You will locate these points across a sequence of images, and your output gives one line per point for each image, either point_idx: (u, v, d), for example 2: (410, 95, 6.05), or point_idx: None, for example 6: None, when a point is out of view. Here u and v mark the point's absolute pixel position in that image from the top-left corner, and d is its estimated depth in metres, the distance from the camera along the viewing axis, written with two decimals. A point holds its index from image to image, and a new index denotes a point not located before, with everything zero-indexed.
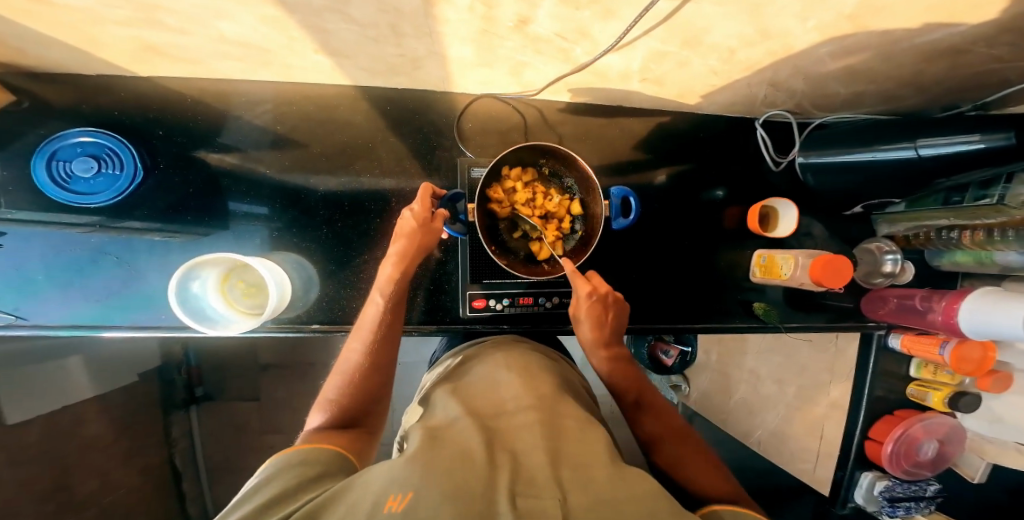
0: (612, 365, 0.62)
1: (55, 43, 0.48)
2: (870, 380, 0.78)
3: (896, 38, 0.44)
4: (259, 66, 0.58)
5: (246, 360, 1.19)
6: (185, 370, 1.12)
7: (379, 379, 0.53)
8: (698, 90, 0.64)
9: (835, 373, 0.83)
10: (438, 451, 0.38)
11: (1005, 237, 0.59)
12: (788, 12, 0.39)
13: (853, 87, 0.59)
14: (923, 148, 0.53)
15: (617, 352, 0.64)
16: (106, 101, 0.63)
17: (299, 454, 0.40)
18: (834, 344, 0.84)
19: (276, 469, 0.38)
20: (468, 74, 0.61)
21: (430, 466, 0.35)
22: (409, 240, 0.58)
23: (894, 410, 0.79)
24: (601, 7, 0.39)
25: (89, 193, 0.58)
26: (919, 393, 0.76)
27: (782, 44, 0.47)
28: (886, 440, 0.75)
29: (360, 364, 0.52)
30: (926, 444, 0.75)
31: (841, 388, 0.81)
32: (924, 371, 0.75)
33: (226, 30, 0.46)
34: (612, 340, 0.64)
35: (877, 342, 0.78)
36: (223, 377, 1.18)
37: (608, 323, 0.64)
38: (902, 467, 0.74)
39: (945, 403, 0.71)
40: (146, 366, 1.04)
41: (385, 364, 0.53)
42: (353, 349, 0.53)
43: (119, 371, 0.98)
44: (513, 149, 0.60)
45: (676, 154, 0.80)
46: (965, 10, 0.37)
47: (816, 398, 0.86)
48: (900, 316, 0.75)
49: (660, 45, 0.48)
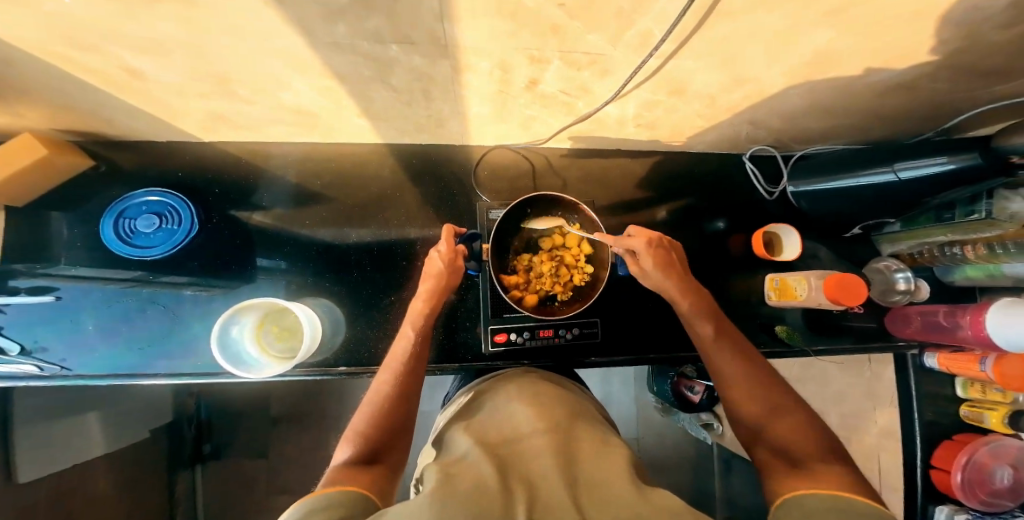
0: (691, 299, 0.59)
1: (138, 114, 0.58)
2: (917, 404, 0.75)
3: (850, 79, 0.51)
4: (306, 130, 0.67)
5: (258, 415, 1.16)
6: (196, 424, 1.10)
7: (404, 413, 0.52)
8: (686, 132, 0.72)
9: (877, 398, 0.81)
10: (453, 486, 0.37)
11: (1006, 250, 0.64)
12: (755, 61, 0.47)
13: (827, 122, 0.66)
14: (902, 171, 0.59)
15: (695, 287, 0.61)
16: (169, 164, 0.71)
17: (324, 497, 0.39)
18: (868, 369, 0.84)
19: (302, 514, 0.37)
20: (485, 130, 0.70)
21: (450, 506, 0.35)
22: (437, 280, 0.61)
23: (954, 436, 0.75)
24: (599, 66, 0.48)
25: (147, 246, 0.63)
26: (974, 415, 0.74)
27: (755, 89, 0.55)
28: (955, 468, 0.70)
29: (387, 395, 0.52)
30: (999, 469, 0.69)
31: (887, 415, 0.78)
32: (971, 390, 0.74)
33: (286, 99, 0.55)
34: (687, 274, 0.62)
35: (912, 364, 0.78)
36: (234, 433, 1.15)
37: (676, 262, 0.62)
38: (978, 496, 0.69)
39: (1006, 424, 0.69)
40: (156, 421, 0.99)
41: (410, 402, 0.53)
42: (383, 381, 0.54)
43: (131, 426, 0.93)
44: (520, 201, 0.65)
45: (676, 191, 0.86)
46: (902, 53, 0.44)
47: (861, 427, 0.83)
48: (928, 333, 0.76)
49: (650, 95, 0.56)
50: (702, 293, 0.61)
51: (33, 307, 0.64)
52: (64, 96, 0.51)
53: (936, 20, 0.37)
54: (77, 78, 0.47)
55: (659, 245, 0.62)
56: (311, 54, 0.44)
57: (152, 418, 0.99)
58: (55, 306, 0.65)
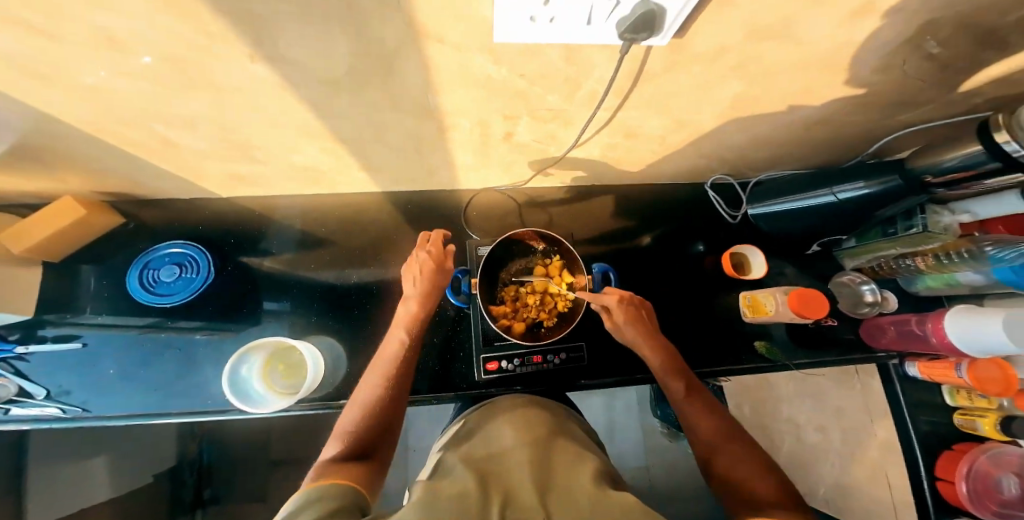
0: (661, 356, 0.68)
1: (165, 174, 0.67)
2: (909, 414, 0.81)
3: (776, 116, 0.60)
4: (313, 184, 0.76)
5: (257, 459, 1.16)
6: (197, 470, 1.10)
7: (391, 413, 0.57)
8: (649, 167, 0.81)
9: (873, 411, 0.86)
10: (439, 494, 0.42)
11: (954, 259, 0.71)
12: (690, 109, 0.56)
13: (772, 153, 0.75)
14: (840, 193, 0.68)
15: (663, 345, 0.70)
16: (189, 218, 0.79)
17: (314, 489, 0.43)
18: (858, 381, 0.90)
19: (297, 506, 0.40)
20: (470, 177, 0.79)
21: (435, 512, 0.39)
22: (426, 280, 0.66)
23: (954, 444, 0.77)
24: (560, 120, 0.57)
25: (167, 293, 0.71)
26: (968, 422, 0.75)
27: (697, 130, 0.64)
28: (958, 479, 0.72)
29: (377, 396, 0.57)
30: (1005, 479, 0.68)
31: (885, 426, 0.83)
32: (959, 398, 0.77)
33: (297, 158, 0.65)
34: (657, 333, 0.71)
35: (896, 373, 0.84)
36: (233, 479, 1.13)
37: (647, 321, 0.72)
38: (990, 508, 0.69)
39: (999, 430, 0.69)
40: (158, 467, 1.03)
41: (397, 403, 0.58)
42: (373, 382, 0.59)
43: (136, 471, 0.98)
44: (505, 239, 0.72)
45: (653, 220, 0.93)
46: (809, 93, 0.53)
47: (863, 441, 0.86)
48: (904, 341, 0.81)
49: (609, 139, 0.65)
50: (671, 351, 0.70)
51: (59, 355, 0.69)
52: (101, 159, 0.60)
53: (820, 67, 0.46)
54: (116, 142, 0.56)
55: (631, 303, 0.72)
56: (314, 118, 0.54)
57: (155, 463, 1.02)
58: (81, 353, 0.70)
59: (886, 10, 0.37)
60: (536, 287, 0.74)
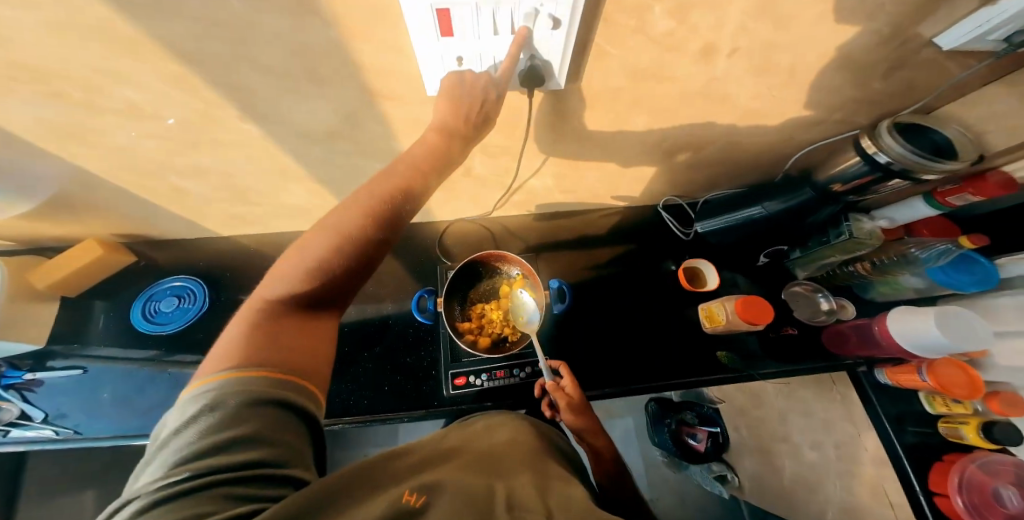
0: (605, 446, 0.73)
1: (174, 217, 0.78)
2: (891, 428, 0.76)
3: (694, 139, 0.69)
4: (303, 221, 0.86)
5: None
6: None
7: (359, 271, 0.50)
8: (603, 191, 0.90)
9: (859, 423, 0.82)
10: (445, 481, 0.44)
11: (894, 261, 0.77)
12: (614, 136, 0.66)
13: (710, 172, 0.84)
14: (768, 206, 0.77)
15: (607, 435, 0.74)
16: (193, 255, 0.89)
17: (243, 378, 0.40)
18: (836, 391, 0.88)
19: (220, 401, 0.39)
20: (444, 207, 0.90)
21: (446, 494, 0.41)
22: (450, 139, 0.47)
23: (944, 455, 0.72)
24: (506, 151, 0.67)
25: (166, 321, 0.81)
26: (953, 432, 0.70)
27: (631, 155, 0.73)
28: (954, 493, 0.65)
29: (346, 258, 0.47)
30: (1003, 489, 0.63)
31: (873, 438, 0.79)
32: (937, 406, 0.72)
33: (287, 198, 0.76)
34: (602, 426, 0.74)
35: (868, 381, 0.81)
36: None
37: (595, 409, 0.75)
38: None
39: (982, 436, 0.65)
40: None
41: (368, 263, 0.50)
42: (349, 223, 0.47)
43: None
44: (470, 260, 0.80)
45: (619, 238, 0.99)
46: (709, 119, 0.63)
47: (858, 457, 0.83)
48: (866, 344, 0.80)
49: (556, 167, 0.75)
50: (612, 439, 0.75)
51: (65, 382, 0.76)
52: (121, 205, 0.72)
53: (705, 96, 0.56)
54: (135, 190, 0.67)
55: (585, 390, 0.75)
56: (295, 162, 0.64)
57: None
58: (84, 379, 0.76)
59: (728, 49, 0.47)
60: (501, 306, 0.81)
